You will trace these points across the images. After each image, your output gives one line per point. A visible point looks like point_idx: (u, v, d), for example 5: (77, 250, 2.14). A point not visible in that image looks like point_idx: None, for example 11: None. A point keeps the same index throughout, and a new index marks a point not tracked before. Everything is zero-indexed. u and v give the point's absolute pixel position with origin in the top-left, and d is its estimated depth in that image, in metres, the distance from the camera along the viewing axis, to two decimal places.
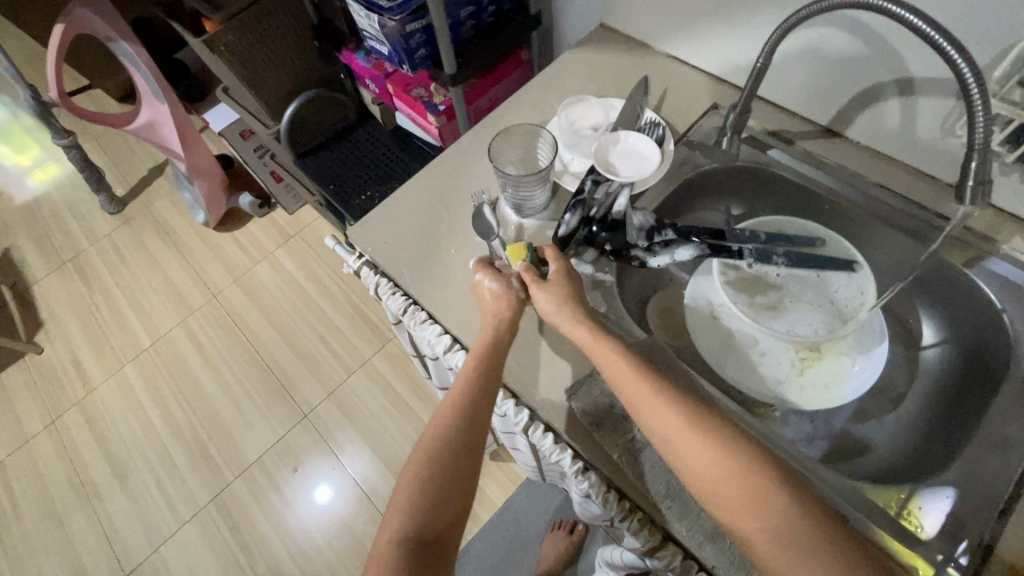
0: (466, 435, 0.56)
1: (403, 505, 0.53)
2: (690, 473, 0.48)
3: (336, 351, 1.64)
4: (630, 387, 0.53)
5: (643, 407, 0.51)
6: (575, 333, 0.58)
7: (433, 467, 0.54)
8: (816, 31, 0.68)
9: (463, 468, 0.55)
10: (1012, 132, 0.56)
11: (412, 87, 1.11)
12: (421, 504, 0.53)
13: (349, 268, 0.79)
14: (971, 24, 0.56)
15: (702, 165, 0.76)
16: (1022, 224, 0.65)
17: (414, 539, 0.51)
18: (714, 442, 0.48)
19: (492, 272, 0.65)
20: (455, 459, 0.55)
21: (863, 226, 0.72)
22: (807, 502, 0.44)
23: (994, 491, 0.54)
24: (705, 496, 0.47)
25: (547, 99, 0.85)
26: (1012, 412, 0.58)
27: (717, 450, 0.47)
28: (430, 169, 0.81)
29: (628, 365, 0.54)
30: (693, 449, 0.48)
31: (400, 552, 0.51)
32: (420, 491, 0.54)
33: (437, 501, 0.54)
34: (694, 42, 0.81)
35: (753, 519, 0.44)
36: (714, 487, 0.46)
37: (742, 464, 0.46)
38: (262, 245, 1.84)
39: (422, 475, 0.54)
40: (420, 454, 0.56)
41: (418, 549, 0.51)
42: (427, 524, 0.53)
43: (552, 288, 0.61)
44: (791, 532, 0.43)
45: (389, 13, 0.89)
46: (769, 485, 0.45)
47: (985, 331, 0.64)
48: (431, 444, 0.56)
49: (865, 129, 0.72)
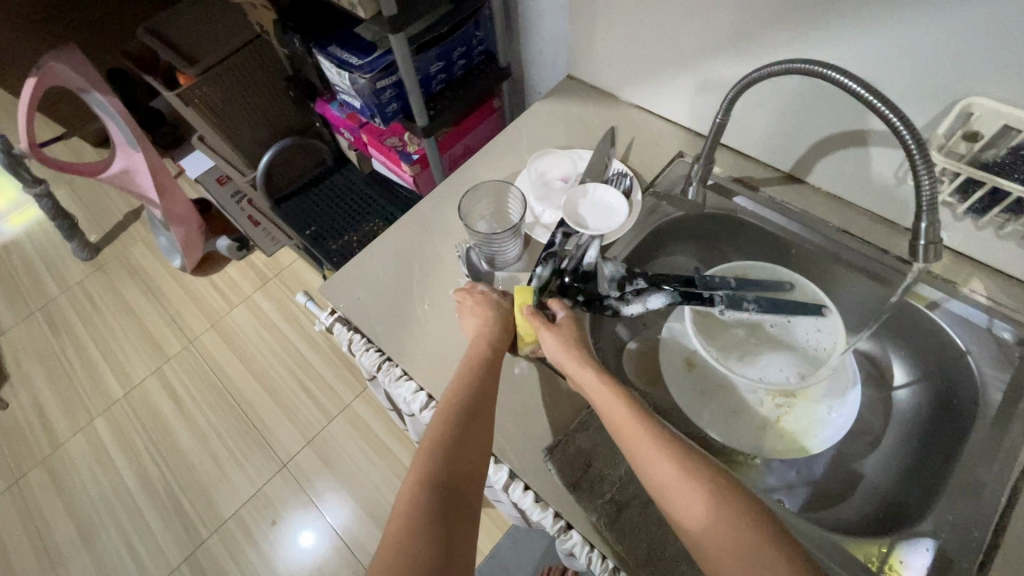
0: (485, 390, 0.58)
1: (428, 453, 0.53)
2: (686, 519, 0.46)
3: (315, 396, 1.60)
4: (628, 430, 0.52)
5: (633, 443, 0.51)
6: (574, 367, 0.58)
7: (454, 418, 0.55)
8: (772, 84, 0.70)
9: (481, 417, 0.57)
10: (959, 184, 0.58)
11: (385, 136, 1.11)
12: (446, 449, 0.54)
13: (322, 324, 0.77)
14: (910, 85, 0.59)
15: (670, 214, 0.78)
16: (980, 267, 0.66)
17: (441, 483, 0.51)
18: (702, 485, 0.46)
19: (490, 296, 0.67)
20: (476, 411, 0.56)
21: (827, 269, 0.74)
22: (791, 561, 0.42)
23: (972, 542, 0.53)
24: (700, 542, 0.44)
25: (517, 150, 0.87)
26: (985, 458, 0.57)
27: (704, 495, 0.46)
28: (404, 221, 0.81)
29: (626, 409, 0.53)
30: (678, 490, 0.47)
31: (427, 495, 0.50)
32: (445, 437, 0.54)
33: (461, 447, 0.54)
34: (657, 94, 0.84)
35: (731, 564, 0.42)
36: (710, 535, 0.44)
37: (726, 508, 0.45)
38: (240, 288, 1.82)
39: (446, 426, 0.55)
40: (443, 407, 0.57)
41: (445, 494, 0.51)
42: (452, 470, 0.53)
43: (557, 333, 0.61)
44: None
45: (359, 70, 0.90)
46: (755, 530, 0.44)
47: (953, 372, 0.65)
48: (452, 399, 0.57)
49: (824, 177, 0.74)
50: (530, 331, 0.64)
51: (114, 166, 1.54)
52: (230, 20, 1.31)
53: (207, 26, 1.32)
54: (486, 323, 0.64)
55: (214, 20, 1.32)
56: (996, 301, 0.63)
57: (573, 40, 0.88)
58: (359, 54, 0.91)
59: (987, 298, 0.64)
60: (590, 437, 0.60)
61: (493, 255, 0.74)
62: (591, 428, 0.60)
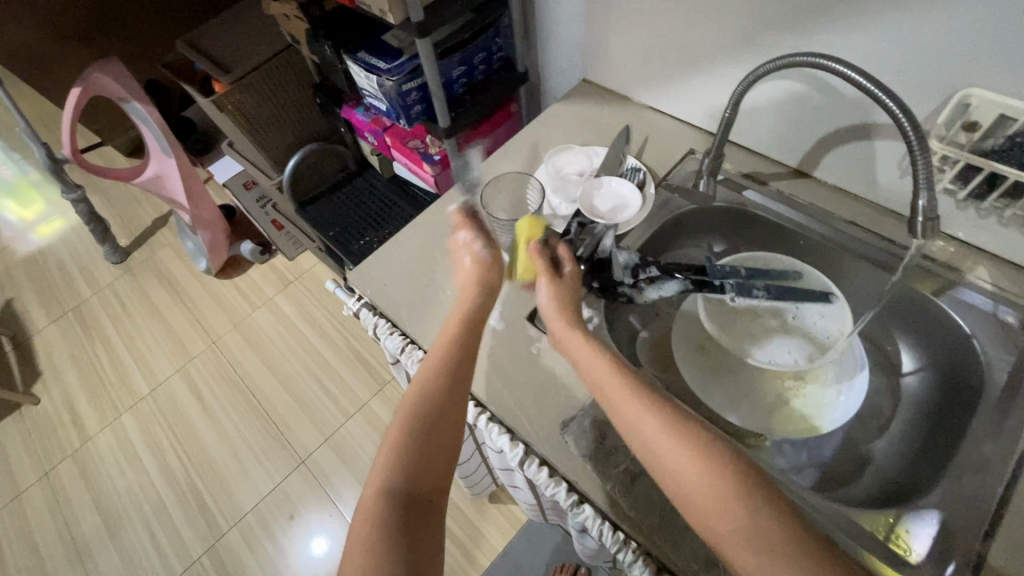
0: (452, 387, 0.56)
1: (388, 459, 0.52)
2: (665, 470, 0.47)
3: (334, 395, 1.64)
4: (610, 387, 0.52)
5: (625, 412, 0.50)
6: (567, 332, 0.58)
7: (418, 421, 0.54)
8: (779, 83, 0.74)
9: (446, 419, 0.54)
10: (960, 171, 0.60)
11: (408, 139, 1.18)
12: (408, 455, 0.52)
13: (349, 310, 0.82)
14: (912, 78, 0.62)
15: (682, 207, 0.81)
16: (984, 255, 0.68)
17: (402, 492, 0.51)
18: (699, 449, 0.46)
19: (483, 239, 0.65)
20: (441, 411, 0.54)
21: (835, 259, 0.76)
22: (775, 506, 0.44)
23: (976, 511, 0.54)
24: (676, 492, 0.46)
25: (535, 149, 0.91)
26: (988, 434, 0.59)
27: (700, 455, 0.46)
28: (427, 215, 0.85)
29: (610, 369, 0.53)
30: (676, 454, 0.46)
31: (389, 507, 0.50)
32: (408, 443, 0.53)
33: (425, 451, 0.53)
34: (667, 95, 0.88)
35: (732, 522, 0.43)
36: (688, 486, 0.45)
37: (722, 469, 0.45)
38: (263, 290, 1.88)
39: (408, 430, 0.53)
40: (405, 409, 0.55)
41: (407, 502, 0.51)
42: (415, 475, 0.52)
43: (554, 283, 0.61)
44: (761, 533, 0.42)
45: (386, 73, 0.96)
46: (753, 488, 0.44)
47: (961, 357, 0.66)
48: (415, 400, 0.55)
49: (831, 171, 0.77)
50: (530, 268, 0.64)
51: (148, 172, 1.62)
52: (261, 31, 1.39)
53: (241, 37, 1.40)
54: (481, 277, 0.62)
55: (247, 31, 1.40)
56: (1001, 287, 0.66)
57: (588, 45, 0.93)
58: (386, 59, 0.97)
59: (992, 285, 0.66)
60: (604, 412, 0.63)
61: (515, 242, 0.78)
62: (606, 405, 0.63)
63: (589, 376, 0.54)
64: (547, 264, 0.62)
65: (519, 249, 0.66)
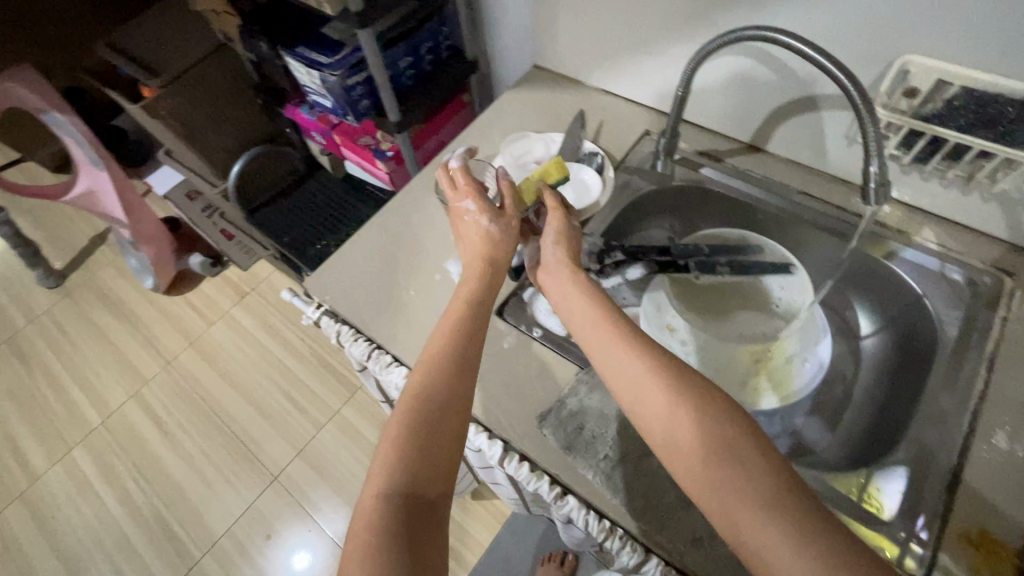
0: (453, 380, 0.53)
1: (388, 458, 0.48)
2: (655, 432, 0.46)
3: (303, 406, 1.59)
4: (606, 343, 0.51)
5: (598, 350, 0.51)
6: (563, 259, 0.60)
7: (418, 416, 0.50)
8: (726, 59, 0.74)
9: (450, 414, 0.51)
10: (903, 137, 0.62)
11: (359, 136, 1.13)
12: (408, 454, 0.48)
13: (308, 318, 0.77)
14: (854, 47, 0.63)
15: (642, 188, 0.81)
16: (928, 217, 0.71)
17: (402, 493, 0.47)
18: (681, 394, 0.45)
19: (494, 213, 0.63)
20: (443, 406, 0.51)
21: (793, 229, 0.78)
22: (771, 460, 0.42)
23: (939, 464, 0.56)
24: (669, 457, 0.45)
25: (491, 139, 0.89)
26: (944, 387, 0.61)
27: (692, 411, 0.44)
28: (385, 215, 0.82)
29: (607, 329, 0.51)
30: (656, 398, 0.46)
31: (387, 509, 0.46)
32: (409, 439, 0.49)
33: (427, 450, 0.49)
34: (619, 77, 0.87)
35: (714, 468, 0.42)
36: (676, 449, 0.44)
37: (714, 424, 0.43)
38: (218, 304, 1.79)
39: (408, 427, 0.50)
40: (405, 403, 0.51)
41: (409, 506, 0.46)
42: (416, 475, 0.48)
43: (560, 217, 0.63)
44: (754, 488, 0.41)
45: (330, 68, 0.92)
46: (742, 437, 0.43)
47: (914, 315, 0.69)
48: (414, 394, 0.52)
49: (783, 144, 0.78)
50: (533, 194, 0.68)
51: (78, 187, 1.50)
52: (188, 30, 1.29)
53: (168, 37, 1.30)
54: (492, 242, 0.62)
55: (174, 31, 1.31)
56: (946, 247, 0.68)
57: (537, 30, 0.91)
58: (328, 52, 0.93)
59: (937, 245, 0.69)
60: (580, 401, 0.62)
61: None
62: (581, 393, 0.63)
63: (567, 318, 0.55)
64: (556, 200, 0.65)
65: (530, 188, 0.68)
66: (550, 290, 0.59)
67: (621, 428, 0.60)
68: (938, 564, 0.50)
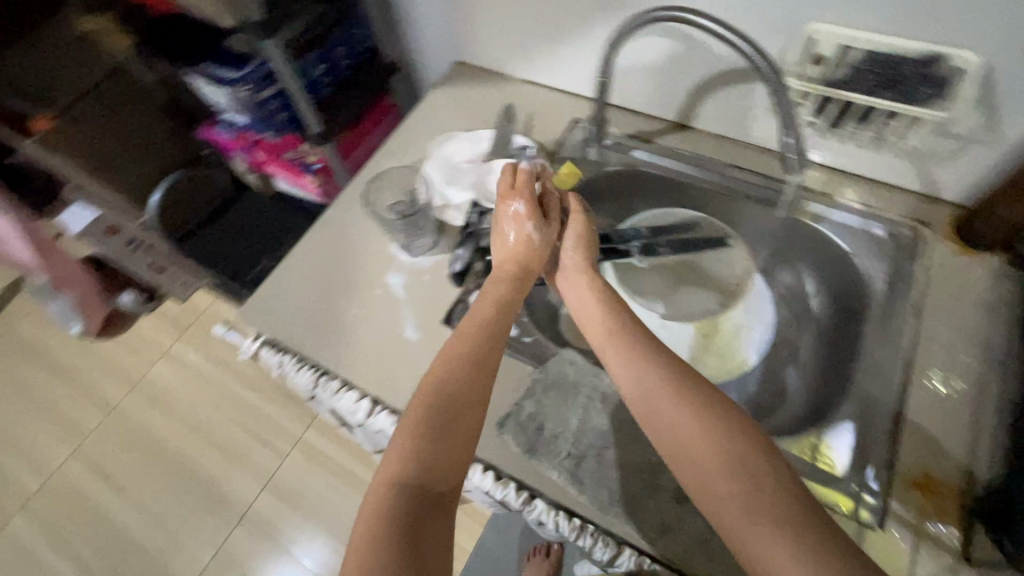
0: (473, 371, 0.51)
1: (402, 446, 0.46)
2: (667, 442, 0.44)
3: (264, 437, 1.52)
4: (627, 356, 0.50)
5: (614, 356, 0.51)
6: (583, 263, 0.62)
7: (436, 403, 0.48)
8: (642, 38, 0.74)
9: (470, 404, 0.49)
10: (816, 104, 0.63)
11: (282, 151, 1.08)
12: (423, 442, 0.46)
13: (247, 352, 0.73)
14: (760, 19, 0.64)
15: (577, 177, 0.80)
16: (848, 178, 0.74)
17: (414, 481, 0.44)
18: (701, 411, 0.44)
19: (539, 220, 0.64)
20: (460, 396, 0.49)
21: (727, 203, 0.79)
22: (782, 470, 0.41)
23: (881, 414, 0.58)
24: (680, 469, 0.43)
25: (420, 141, 0.86)
26: (879, 340, 0.64)
27: (710, 425, 0.43)
28: (316, 232, 0.78)
29: (627, 342, 0.51)
30: (671, 410, 0.45)
31: (396, 497, 0.43)
32: (424, 426, 0.47)
33: (442, 440, 0.47)
34: (542, 66, 0.86)
35: (719, 474, 0.41)
36: (688, 460, 0.43)
37: (730, 437, 0.42)
38: (158, 342, 1.68)
39: (424, 416, 0.48)
40: (422, 391, 0.50)
41: (420, 496, 0.44)
42: (429, 465, 0.45)
43: (582, 220, 0.66)
44: (767, 500, 0.39)
45: (237, 84, 0.87)
46: (746, 444, 0.42)
47: (845, 273, 0.72)
48: (433, 382, 0.50)
49: (708, 119, 0.79)
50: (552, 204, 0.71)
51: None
52: (62, 45, 1.12)
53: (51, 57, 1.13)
54: (531, 245, 0.62)
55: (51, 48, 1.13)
56: (867, 205, 0.71)
57: (457, 23, 0.88)
58: (231, 66, 0.86)
59: (859, 203, 0.72)
60: (536, 402, 0.61)
61: (412, 233, 0.74)
62: (536, 394, 0.61)
63: (583, 322, 0.58)
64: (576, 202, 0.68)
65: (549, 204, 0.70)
66: (571, 294, 0.61)
67: (581, 423, 0.59)
68: (890, 511, 0.53)
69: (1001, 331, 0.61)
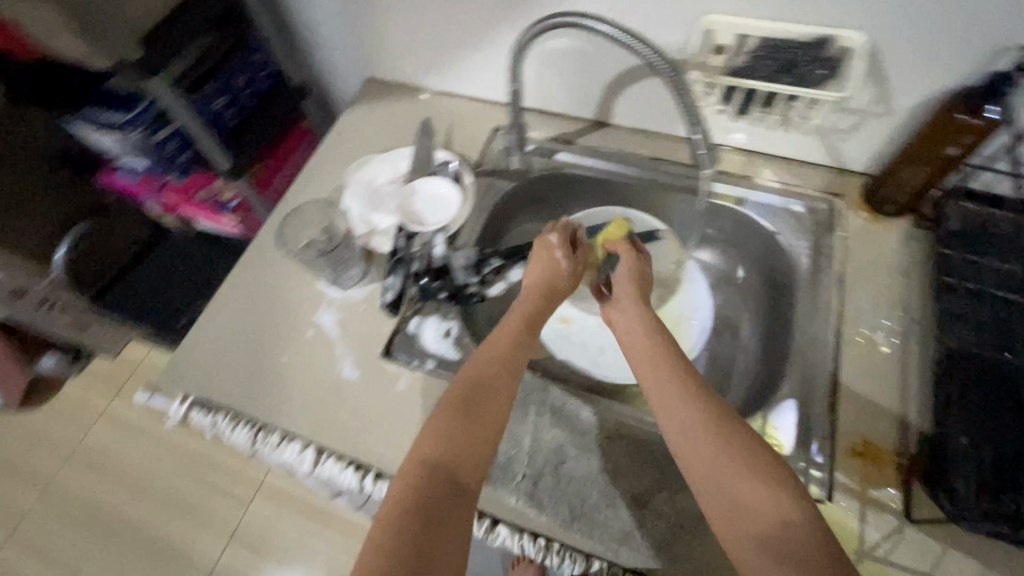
0: (503, 369, 0.52)
1: (431, 430, 0.47)
2: (710, 491, 0.43)
3: (222, 487, 1.43)
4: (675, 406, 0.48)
5: (662, 400, 0.49)
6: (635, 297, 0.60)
7: (466, 395, 0.49)
8: (548, 40, 0.73)
9: (498, 400, 0.50)
10: (721, 93, 0.66)
11: (192, 192, 1.01)
12: (453, 427, 0.47)
13: (174, 417, 0.66)
14: (656, 13, 0.64)
15: (505, 187, 0.79)
16: (764, 158, 0.76)
17: (440, 463, 0.44)
18: (754, 468, 0.43)
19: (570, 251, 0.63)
20: (488, 391, 0.50)
21: (655, 195, 0.79)
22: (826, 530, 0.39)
23: (819, 388, 0.60)
24: (718, 520, 0.42)
25: (338, 166, 0.82)
26: (810, 314, 0.66)
27: (758, 480, 0.42)
28: (236, 278, 0.73)
29: (678, 391, 0.48)
30: (720, 465, 0.43)
31: (422, 476, 0.43)
32: (454, 414, 0.48)
33: (470, 429, 0.47)
34: (455, 75, 0.84)
35: (755, 524, 0.40)
36: (732, 515, 0.41)
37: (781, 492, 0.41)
38: (91, 404, 1.56)
39: (456, 405, 0.48)
40: (454, 384, 0.51)
41: (446, 479, 0.44)
42: (455, 452, 0.45)
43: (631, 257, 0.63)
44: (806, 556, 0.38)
45: (127, 128, 0.81)
46: (789, 497, 0.41)
47: (772, 251, 0.74)
48: (466, 376, 0.51)
49: (625, 114, 0.80)
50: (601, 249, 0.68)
51: None
52: None
53: None
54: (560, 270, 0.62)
55: None
56: (784, 183, 0.73)
57: (362, 39, 0.84)
58: (119, 109, 0.81)
59: (777, 183, 0.74)
60: None
61: (338, 266, 0.70)
62: None
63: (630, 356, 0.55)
64: (628, 243, 0.65)
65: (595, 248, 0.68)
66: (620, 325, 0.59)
67: (532, 442, 0.58)
68: (837, 483, 0.54)
69: (916, 291, 0.64)
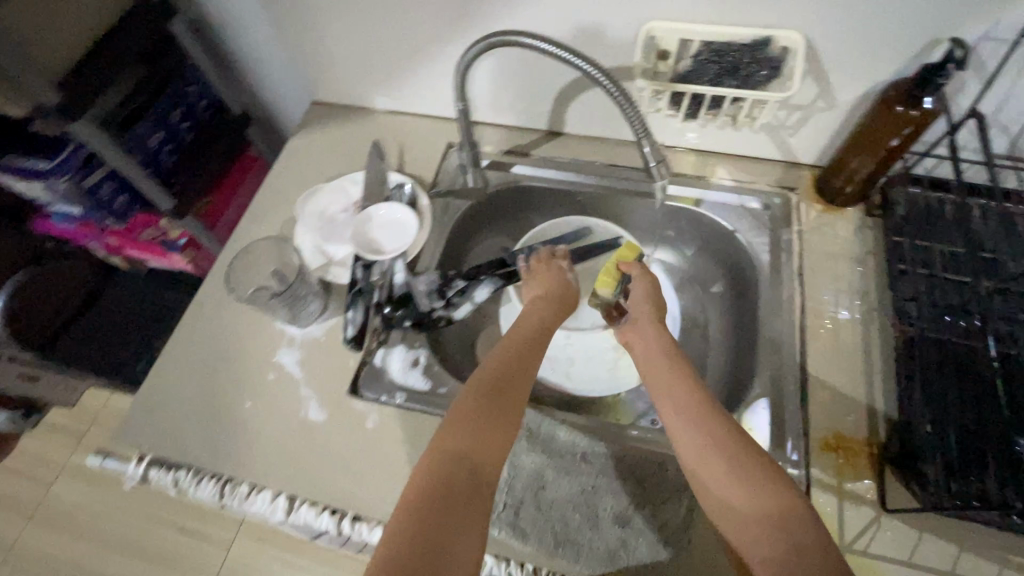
0: (518, 369, 0.53)
1: (450, 422, 0.47)
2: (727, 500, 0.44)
3: (200, 532, 1.37)
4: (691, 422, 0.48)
5: (678, 417, 0.49)
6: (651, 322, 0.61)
7: (485, 389, 0.50)
8: (493, 55, 0.72)
9: (514, 396, 0.50)
10: (670, 98, 0.66)
11: (135, 232, 0.97)
12: (472, 419, 0.47)
13: (130, 480, 0.62)
14: (597, 23, 0.63)
15: (463, 206, 0.77)
16: (718, 157, 0.76)
17: (461, 452, 0.45)
18: (767, 479, 0.43)
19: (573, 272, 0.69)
20: (506, 387, 0.50)
21: (614, 201, 0.79)
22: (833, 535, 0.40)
23: (789, 384, 0.61)
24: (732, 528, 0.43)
25: (288, 196, 0.79)
26: (774, 311, 0.66)
27: (772, 490, 0.42)
28: (188, 324, 0.70)
29: (694, 408, 0.49)
30: (732, 479, 0.44)
31: (442, 464, 0.43)
32: (473, 406, 0.48)
33: (489, 423, 0.47)
34: (401, 94, 0.82)
35: (768, 528, 0.41)
36: (745, 523, 0.42)
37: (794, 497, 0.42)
38: (51, 459, 1.47)
39: (475, 398, 0.49)
40: (472, 381, 0.51)
41: (467, 467, 0.44)
42: (475, 442, 0.46)
43: (645, 283, 0.63)
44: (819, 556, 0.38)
45: (54, 175, 0.77)
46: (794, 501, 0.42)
47: (732, 249, 0.74)
48: (483, 373, 0.52)
49: (577, 122, 0.79)
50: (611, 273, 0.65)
51: None
52: None
53: None
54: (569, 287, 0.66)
55: None
56: (739, 180, 0.74)
57: (302, 64, 0.81)
58: (43, 156, 0.77)
59: (732, 181, 0.74)
60: None
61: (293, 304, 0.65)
62: None
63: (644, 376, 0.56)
64: (642, 266, 0.65)
65: (610, 267, 0.65)
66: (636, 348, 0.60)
67: (511, 467, 0.57)
68: (814, 479, 0.55)
69: (873, 278, 0.66)
